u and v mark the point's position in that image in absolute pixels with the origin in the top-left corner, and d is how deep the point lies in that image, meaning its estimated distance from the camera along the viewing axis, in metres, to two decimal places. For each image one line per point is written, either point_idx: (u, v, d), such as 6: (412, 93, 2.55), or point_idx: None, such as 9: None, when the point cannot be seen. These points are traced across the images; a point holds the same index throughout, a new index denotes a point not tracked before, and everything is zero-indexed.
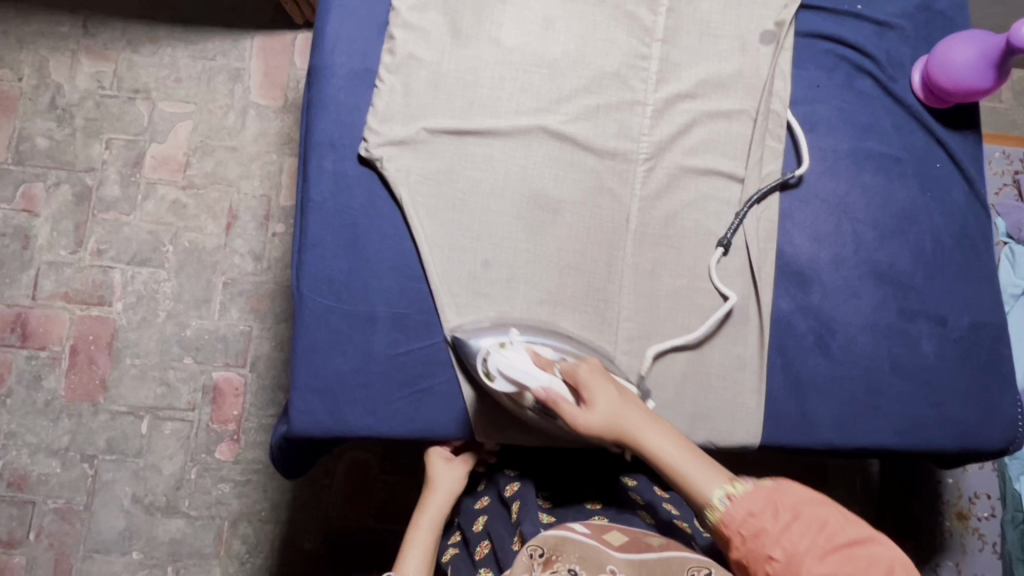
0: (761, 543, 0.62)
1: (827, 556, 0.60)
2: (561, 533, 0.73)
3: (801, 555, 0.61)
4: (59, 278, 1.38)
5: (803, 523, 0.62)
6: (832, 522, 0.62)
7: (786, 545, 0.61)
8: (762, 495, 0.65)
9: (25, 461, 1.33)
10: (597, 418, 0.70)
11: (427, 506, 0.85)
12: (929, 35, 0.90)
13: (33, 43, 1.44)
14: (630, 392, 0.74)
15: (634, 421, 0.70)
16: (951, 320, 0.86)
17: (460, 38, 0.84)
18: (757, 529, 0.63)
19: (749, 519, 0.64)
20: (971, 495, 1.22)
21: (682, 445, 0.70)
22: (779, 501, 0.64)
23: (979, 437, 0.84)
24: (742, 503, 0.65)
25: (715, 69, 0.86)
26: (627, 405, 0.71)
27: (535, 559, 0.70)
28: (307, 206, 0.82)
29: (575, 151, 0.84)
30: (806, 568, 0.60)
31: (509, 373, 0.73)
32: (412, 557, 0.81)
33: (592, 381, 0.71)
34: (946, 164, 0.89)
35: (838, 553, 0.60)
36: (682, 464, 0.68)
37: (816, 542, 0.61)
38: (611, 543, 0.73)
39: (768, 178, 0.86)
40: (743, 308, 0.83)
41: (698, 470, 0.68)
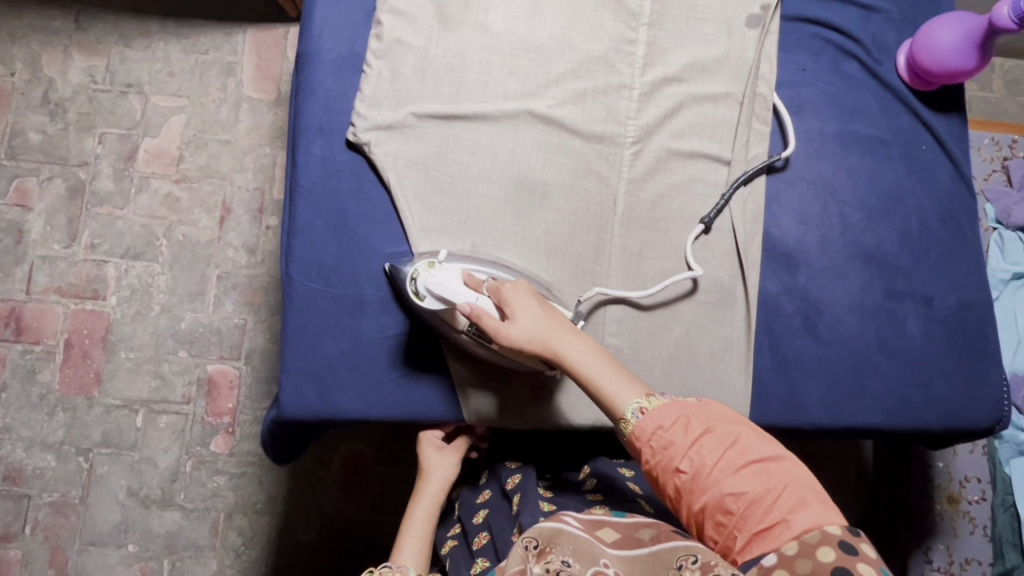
0: (670, 456, 0.64)
1: (736, 472, 0.62)
2: (554, 525, 0.62)
3: (709, 469, 0.62)
4: (53, 272, 1.38)
5: (714, 439, 0.64)
6: (744, 440, 0.63)
7: (694, 458, 0.63)
8: (676, 410, 0.66)
9: (20, 455, 1.33)
10: (520, 333, 0.70)
11: (422, 495, 0.85)
12: (914, 19, 0.91)
13: (25, 38, 1.44)
14: (553, 308, 0.74)
15: (555, 335, 0.71)
16: (938, 301, 0.86)
17: (447, 24, 0.85)
18: (666, 442, 0.65)
19: (660, 432, 0.65)
20: (961, 478, 1.22)
21: (600, 357, 0.71)
22: (693, 416, 0.65)
23: (967, 417, 0.85)
24: (654, 416, 0.66)
25: (702, 53, 0.87)
26: (550, 320, 0.72)
27: (529, 551, 0.60)
28: (296, 191, 0.83)
29: (563, 135, 0.84)
30: (715, 481, 0.62)
31: (439, 292, 0.73)
32: (408, 546, 0.81)
33: (518, 299, 0.72)
34: (932, 146, 0.89)
35: (748, 469, 0.62)
36: (601, 379, 0.69)
37: (725, 458, 0.63)
38: (604, 539, 0.62)
39: (755, 161, 0.86)
40: (730, 291, 0.84)
41: (615, 383, 0.69)
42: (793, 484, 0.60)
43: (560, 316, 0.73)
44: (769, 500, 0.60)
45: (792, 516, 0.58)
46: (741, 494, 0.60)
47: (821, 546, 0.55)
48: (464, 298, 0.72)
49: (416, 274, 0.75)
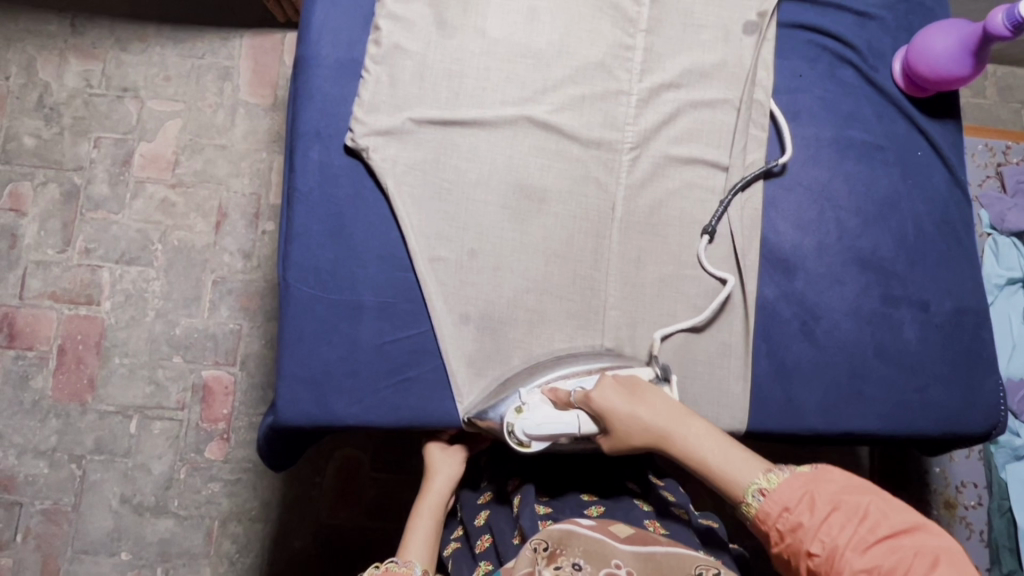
0: (798, 538, 0.61)
1: (869, 548, 0.57)
2: (565, 526, 0.65)
3: (840, 548, 0.58)
4: (47, 277, 1.37)
5: (842, 514, 0.60)
6: (873, 512, 0.59)
7: (825, 539, 0.59)
8: (798, 486, 0.63)
9: (12, 462, 1.31)
10: (630, 439, 0.71)
11: (428, 493, 0.85)
12: (909, 26, 0.92)
13: (21, 42, 1.44)
14: (648, 391, 0.72)
15: (663, 428, 0.70)
16: (934, 305, 0.87)
17: (445, 29, 0.85)
18: (793, 523, 0.61)
19: (786, 513, 0.62)
20: (957, 483, 1.22)
21: (712, 436, 0.69)
22: (816, 492, 0.62)
23: (963, 421, 0.85)
24: (777, 497, 0.63)
25: (698, 59, 0.87)
26: (650, 414, 0.70)
27: (539, 553, 0.63)
28: (293, 195, 0.82)
29: (560, 140, 0.84)
30: (848, 560, 0.57)
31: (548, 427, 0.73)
32: (415, 543, 0.80)
33: (615, 405, 0.71)
34: (927, 152, 0.90)
35: (881, 545, 0.57)
36: (721, 464, 0.67)
37: (856, 534, 0.58)
38: (616, 536, 0.65)
39: (752, 167, 0.87)
40: (727, 295, 0.84)
41: (736, 464, 0.66)
42: (928, 551, 0.55)
43: (661, 399, 0.72)
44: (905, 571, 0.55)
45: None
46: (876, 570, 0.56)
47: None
48: (569, 425, 0.73)
49: (512, 425, 0.74)
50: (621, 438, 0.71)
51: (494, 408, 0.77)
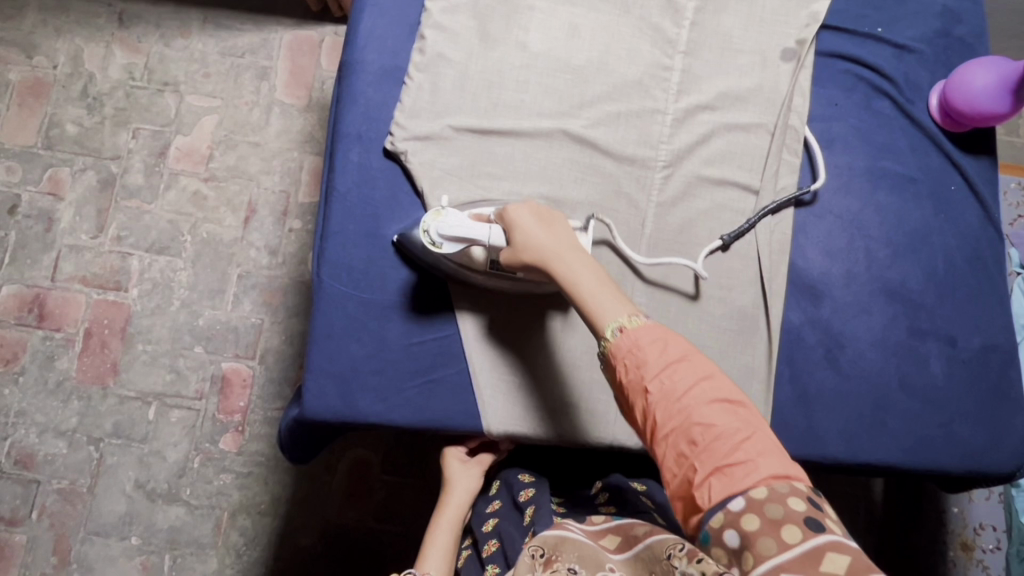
0: (640, 377, 0.61)
1: (708, 407, 0.58)
2: (559, 533, 0.73)
3: (679, 397, 0.59)
4: (79, 262, 1.40)
5: (689, 369, 0.60)
6: (717, 377, 0.61)
7: (667, 384, 0.60)
8: (654, 331, 0.63)
9: (32, 440, 1.34)
10: (522, 253, 0.71)
11: (446, 504, 0.87)
12: (948, 60, 0.92)
13: (70, 32, 1.49)
14: (558, 222, 0.73)
15: (555, 247, 0.71)
16: (962, 341, 0.86)
17: (488, 42, 0.87)
18: (639, 361, 0.61)
19: (635, 351, 0.62)
20: (976, 526, 1.21)
21: (594, 273, 0.69)
22: (670, 342, 0.62)
23: (987, 460, 0.84)
24: (633, 336, 0.63)
25: (735, 83, 0.88)
26: (548, 238, 0.71)
27: (536, 559, 0.71)
28: (331, 194, 0.85)
29: (594, 154, 0.86)
30: (685, 409, 0.59)
31: (456, 232, 0.74)
32: (433, 553, 0.83)
33: (523, 218, 0.73)
34: (961, 187, 0.90)
35: (721, 406, 0.59)
36: (591, 295, 0.67)
37: (697, 390, 0.59)
38: (607, 545, 0.72)
39: (784, 192, 0.87)
40: (752, 319, 0.84)
41: (605, 299, 0.67)
42: (761, 430, 0.58)
43: (564, 232, 0.72)
44: (737, 441, 0.57)
45: (759, 460, 0.56)
46: (710, 428, 0.57)
47: (792, 497, 0.54)
48: (478, 234, 0.74)
49: (427, 225, 0.76)
50: (517, 250, 0.72)
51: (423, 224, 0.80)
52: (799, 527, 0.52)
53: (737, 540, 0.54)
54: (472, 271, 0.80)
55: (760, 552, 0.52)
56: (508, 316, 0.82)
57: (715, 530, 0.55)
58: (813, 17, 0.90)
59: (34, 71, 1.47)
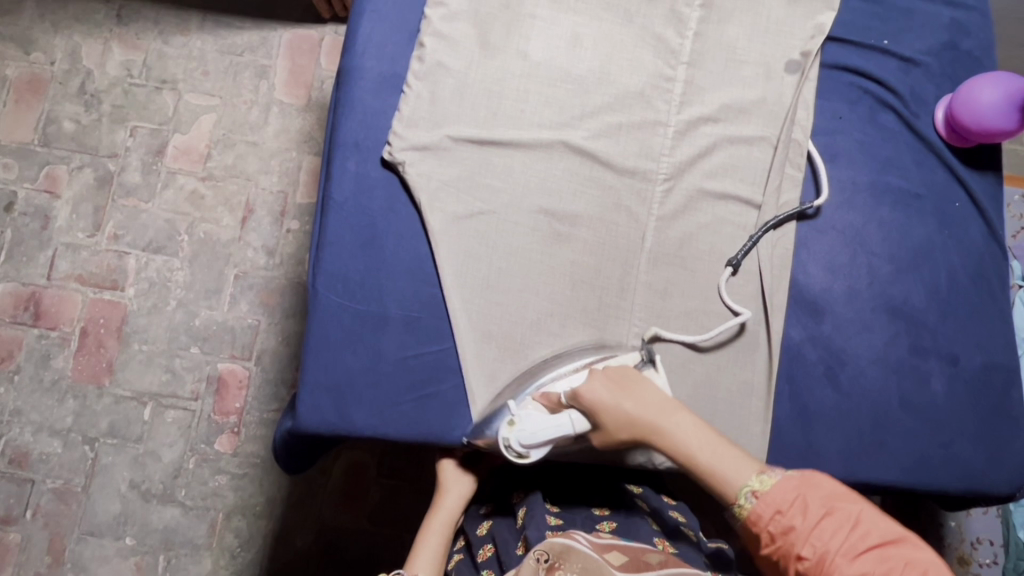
0: (790, 540, 0.59)
1: (860, 556, 0.56)
2: (564, 542, 0.67)
3: (831, 555, 0.56)
4: (75, 260, 1.39)
5: (835, 521, 0.58)
6: (864, 520, 0.57)
7: (817, 544, 0.57)
8: (790, 489, 0.61)
9: (27, 439, 1.33)
10: (617, 429, 0.71)
11: (439, 509, 0.86)
12: (954, 74, 0.91)
13: (68, 28, 1.47)
14: (637, 382, 0.73)
15: (651, 419, 0.70)
16: (963, 360, 0.85)
17: (487, 50, 0.85)
18: (785, 527, 0.59)
19: (779, 516, 0.60)
20: (973, 539, 1.20)
21: (701, 433, 0.68)
22: (809, 496, 0.60)
23: (986, 480, 0.83)
24: (771, 501, 0.61)
25: (739, 95, 0.87)
26: (637, 405, 0.71)
27: (540, 564, 0.64)
28: (328, 204, 0.83)
29: (594, 166, 0.85)
30: (838, 566, 0.56)
31: (542, 434, 0.73)
32: (423, 556, 0.83)
33: (601, 395, 0.72)
34: (965, 203, 0.89)
35: (872, 553, 0.56)
36: (707, 459, 0.66)
37: (847, 541, 0.57)
38: (612, 561, 0.67)
39: (786, 207, 0.86)
40: (752, 335, 0.83)
41: (726, 462, 0.65)
42: (915, 562, 0.54)
43: (653, 394, 0.72)
44: None
45: None
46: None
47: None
48: (560, 429, 0.73)
49: (506, 439, 0.75)
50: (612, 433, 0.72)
51: (495, 417, 0.78)
52: None
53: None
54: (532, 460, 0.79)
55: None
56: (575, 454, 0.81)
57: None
58: (818, 29, 0.89)
59: (31, 67, 1.46)
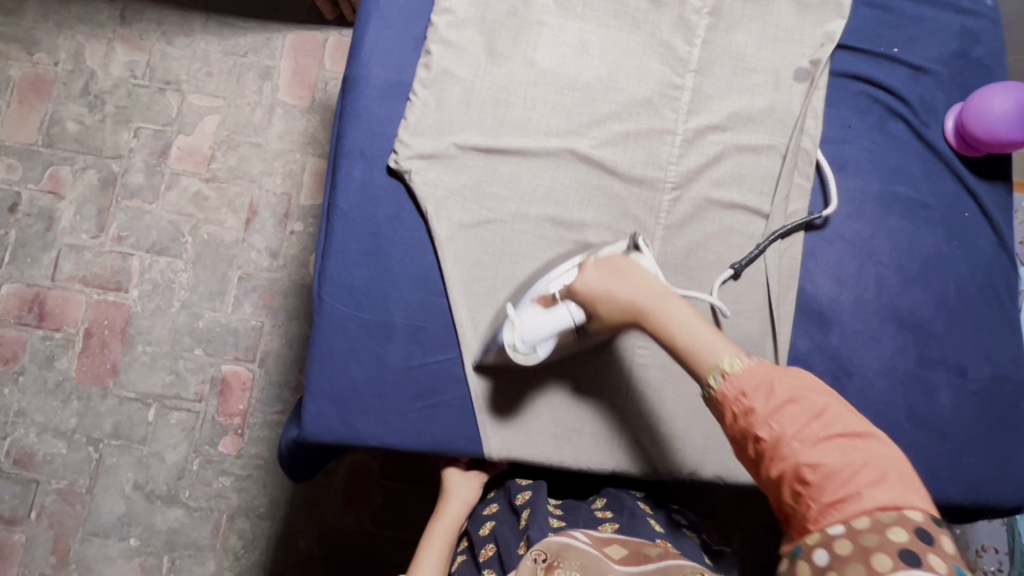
0: (749, 422, 0.57)
1: (819, 445, 0.54)
2: (562, 540, 0.69)
3: (788, 439, 0.55)
4: (79, 261, 1.39)
5: (798, 408, 0.56)
6: (830, 412, 0.56)
7: (775, 426, 0.56)
8: (760, 374, 0.59)
9: (31, 439, 1.34)
10: (610, 317, 0.71)
11: (443, 514, 0.86)
12: (964, 83, 0.90)
13: (71, 29, 1.47)
14: (634, 270, 0.72)
15: (643, 302, 0.69)
16: (971, 371, 0.85)
17: (494, 57, 0.85)
18: (746, 409, 0.58)
19: (742, 397, 0.58)
20: (978, 547, 1.20)
21: (694, 318, 0.67)
22: (778, 381, 0.58)
23: (993, 492, 0.83)
24: (739, 382, 0.59)
25: (747, 103, 0.86)
26: (631, 287, 0.70)
27: (537, 564, 0.66)
28: (333, 212, 0.83)
29: (601, 174, 0.84)
30: (793, 450, 0.55)
31: (547, 328, 0.74)
32: (426, 561, 0.82)
33: (595, 283, 0.72)
34: (974, 214, 0.88)
35: (833, 443, 0.54)
36: (689, 339, 0.65)
37: (807, 429, 0.55)
38: (612, 555, 0.69)
39: (794, 217, 0.85)
40: (759, 346, 0.83)
41: (705, 342, 0.64)
42: (877, 462, 0.53)
43: (645, 277, 0.71)
44: (847, 475, 0.53)
45: (868, 491, 0.51)
46: (817, 468, 0.53)
47: (895, 529, 0.49)
48: (561, 321, 0.74)
49: (511, 342, 0.75)
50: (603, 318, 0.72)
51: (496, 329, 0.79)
52: (892, 558, 0.48)
53: (826, 559, 0.51)
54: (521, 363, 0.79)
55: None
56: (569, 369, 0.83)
57: (808, 547, 0.53)
58: (828, 36, 0.88)
59: (35, 68, 1.45)
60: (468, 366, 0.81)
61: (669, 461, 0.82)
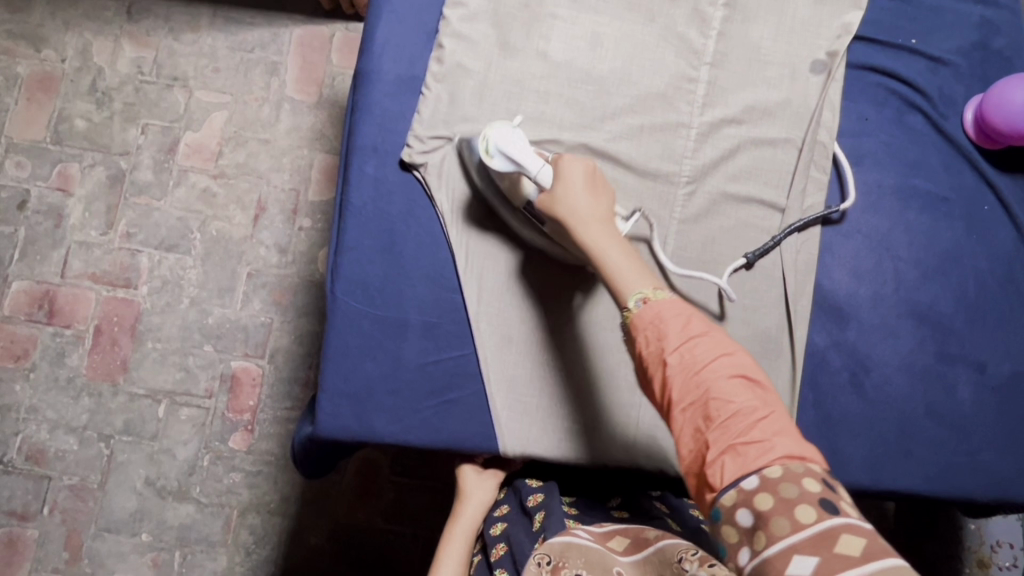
0: (660, 350, 0.58)
1: (729, 384, 0.56)
2: (565, 539, 0.73)
3: (697, 370, 0.57)
4: (89, 258, 1.39)
5: (708, 343, 0.58)
6: (738, 356, 0.58)
7: (686, 356, 0.57)
8: (677, 305, 0.60)
9: (43, 436, 1.34)
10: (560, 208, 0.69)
11: (461, 517, 0.85)
12: (984, 74, 0.89)
13: (78, 25, 1.46)
14: (607, 191, 0.71)
15: (584, 216, 0.68)
16: (991, 367, 0.84)
17: (508, 51, 0.84)
18: (660, 333, 0.59)
19: (657, 322, 0.59)
20: (993, 542, 1.19)
21: (621, 245, 0.66)
22: (691, 316, 0.59)
23: (1014, 488, 0.82)
24: (656, 307, 0.60)
25: (762, 96, 0.85)
26: (584, 201, 0.69)
27: (543, 567, 0.71)
28: (346, 209, 0.83)
29: (615, 169, 0.83)
30: (701, 382, 0.56)
31: (511, 154, 0.73)
32: (446, 566, 0.81)
33: (574, 170, 0.70)
34: (994, 207, 0.87)
35: (740, 384, 0.56)
36: (615, 263, 0.65)
37: (717, 365, 0.57)
38: (615, 548, 0.73)
39: (811, 211, 0.85)
40: (776, 342, 0.81)
41: (632, 271, 0.64)
42: (779, 410, 0.56)
43: (597, 195, 0.70)
44: (755, 418, 0.54)
45: (777, 438, 0.54)
46: (728, 403, 0.55)
47: (808, 477, 0.52)
48: (531, 163, 0.72)
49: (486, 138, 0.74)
50: (554, 199, 0.70)
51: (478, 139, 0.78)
52: (813, 509, 0.50)
53: (750, 519, 0.52)
54: (505, 207, 0.80)
55: (774, 531, 0.50)
56: (536, 263, 0.82)
57: (727, 507, 0.53)
58: (845, 28, 0.87)
59: (42, 65, 1.45)
60: (482, 360, 0.80)
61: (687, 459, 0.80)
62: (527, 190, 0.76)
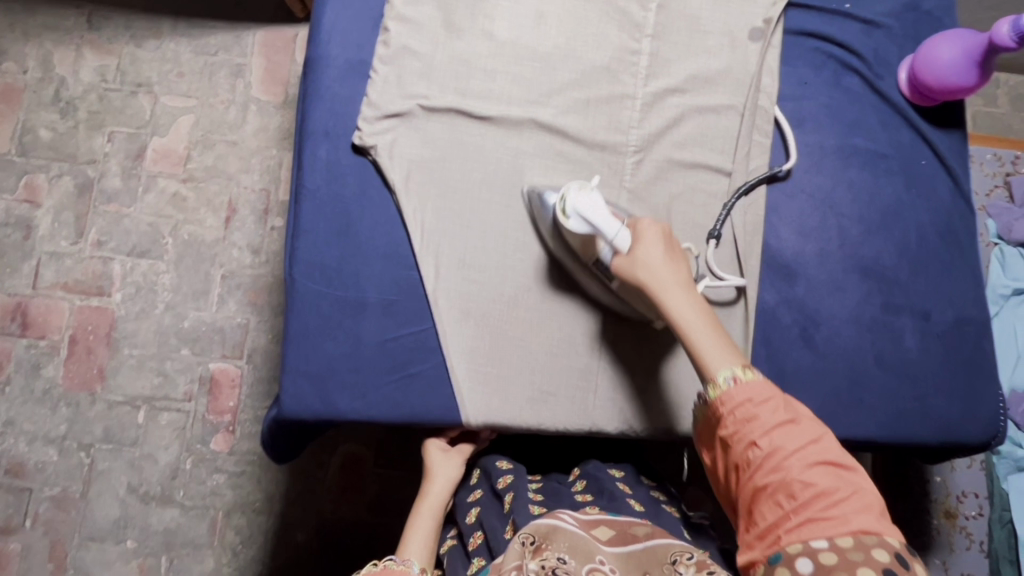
0: (749, 429, 0.63)
1: (813, 467, 0.60)
2: (550, 522, 0.69)
3: (784, 453, 0.61)
4: (60, 269, 1.39)
5: (796, 429, 0.62)
6: (825, 440, 0.62)
7: (773, 438, 0.62)
8: (767, 390, 0.64)
9: (22, 449, 1.34)
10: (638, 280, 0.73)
11: (427, 496, 0.86)
12: (916, 34, 0.92)
13: (38, 36, 1.46)
14: (682, 258, 0.75)
15: (664, 285, 0.72)
16: (935, 315, 0.87)
17: (453, 32, 0.86)
18: (750, 414, 0.63)
19: (748, 404, 0.64)
20: (959, 493, 1.22)
21: (705, 317, 0.70)
22: (783, 401, 0.64)
23: (962, 431, 0.85)
24: (745, 389, 0.65)
25: (704, 65, 0.87)
26: (670, 271, 0.73)
27: (526, 547, 0.66)
28: (301, 193, 0.84)
29: (564, 143, 0.85)
30: (787, 462, 0.60)
31: (590, 218, 0.75)
32: (413, 543, 0.81)
33: (650, 241, 0.74)
34: (931, 161, 0.90)
35: (824, 467, 0.60)
36: (704, 343, 0.69)
37: (803, 449, 0.61)
38: (600, 536, 0.70)
39: (755, 173, 0.87)
40: (728, 302, 0.84)
41: (715, 349, 0.68)
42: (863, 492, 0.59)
43: (681, 268, 0.73)
44: (837, 497, 0.58)
45: (855, 516, 0.57)
46: (811, 485, 0.59)
47: (879, 548, 0.55)
48: (607, 226, 0.75)
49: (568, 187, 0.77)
50: (633, 263, 0.73)
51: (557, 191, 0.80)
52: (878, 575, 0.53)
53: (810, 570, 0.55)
54: (581, 271, 0.82)
55: None
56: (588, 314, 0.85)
57: (789, 556, 0.57)
58: None
59: (3, 78, 1.45)
60: (440, 331, 0.82)
61: (642, 417, 0.83)
62: (600, 250, 0.77)
